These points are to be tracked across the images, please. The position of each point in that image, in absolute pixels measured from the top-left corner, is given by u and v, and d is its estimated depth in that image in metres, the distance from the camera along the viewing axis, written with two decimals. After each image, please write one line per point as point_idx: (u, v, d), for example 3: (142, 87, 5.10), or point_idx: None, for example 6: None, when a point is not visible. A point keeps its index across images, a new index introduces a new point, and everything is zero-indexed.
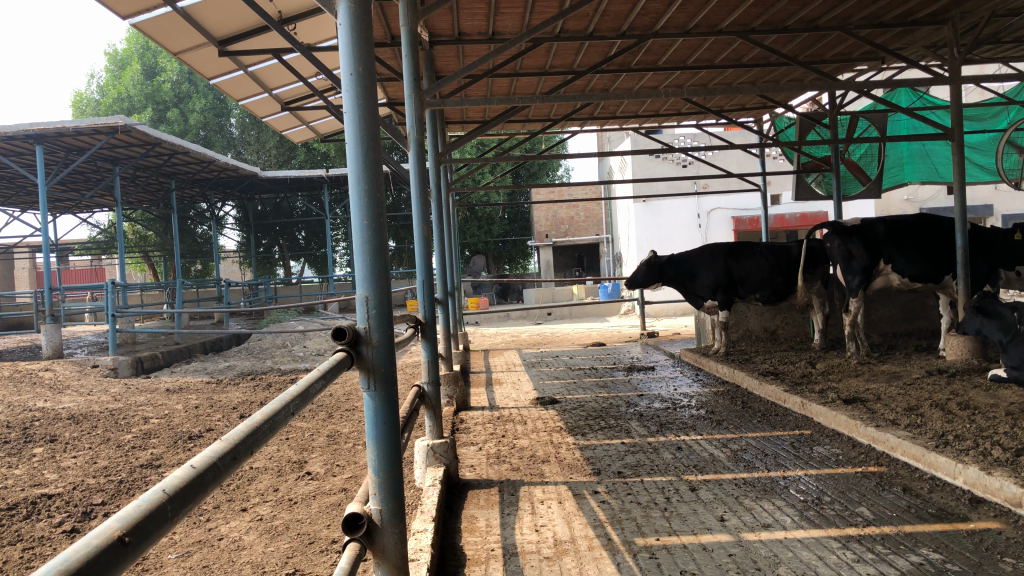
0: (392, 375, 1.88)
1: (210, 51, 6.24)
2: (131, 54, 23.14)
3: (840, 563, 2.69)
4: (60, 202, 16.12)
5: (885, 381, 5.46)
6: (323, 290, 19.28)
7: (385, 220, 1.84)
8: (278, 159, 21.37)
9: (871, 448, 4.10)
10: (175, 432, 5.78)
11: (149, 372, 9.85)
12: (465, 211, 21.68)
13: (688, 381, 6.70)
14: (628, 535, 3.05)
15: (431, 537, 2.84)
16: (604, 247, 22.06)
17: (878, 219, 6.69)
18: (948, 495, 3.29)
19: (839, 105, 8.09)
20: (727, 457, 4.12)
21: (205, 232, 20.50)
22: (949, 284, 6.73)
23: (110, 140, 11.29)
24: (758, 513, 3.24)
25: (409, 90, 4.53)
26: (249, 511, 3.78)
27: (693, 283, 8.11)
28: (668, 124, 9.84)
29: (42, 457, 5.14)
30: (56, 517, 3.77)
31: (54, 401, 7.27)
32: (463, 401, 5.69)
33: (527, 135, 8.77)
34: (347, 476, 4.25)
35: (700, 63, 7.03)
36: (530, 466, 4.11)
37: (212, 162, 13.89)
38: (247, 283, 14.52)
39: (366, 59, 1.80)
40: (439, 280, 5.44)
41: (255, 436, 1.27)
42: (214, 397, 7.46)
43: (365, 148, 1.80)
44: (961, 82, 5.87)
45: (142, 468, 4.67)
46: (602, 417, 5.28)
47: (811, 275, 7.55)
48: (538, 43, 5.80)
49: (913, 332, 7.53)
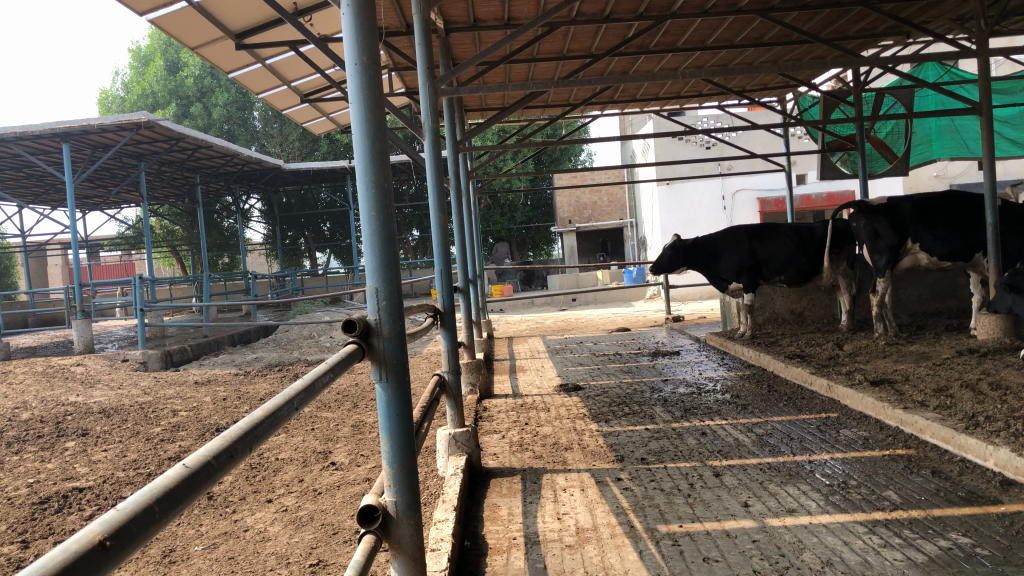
0: (404, 366, 1.88)
1: (227, 45, 6.26)
2: (154, 50, 23.35)
3: (865, 548, 2.64)
4: (89, 198, 16.30)
5: (914, 362, 5.38)
6: (349, 280, 19.41)
7: (394, 212, 1.83)
8: (302, 150, 21.50)
9: (898, 430, 4.04)
10: (203, 424, 5.84)
11: (179, 366, 9.98)
12: (488, 199, 21.68)
13: (714, 365, 6.64)
14: (651, 522, 3.03)
15: (452, 526, 2.83)
16: (628, 231, 21.96)
17: (905, 198, 6.59)
18: (977, 477, 3.23)
19: (864, 82, 7.94)
20: (752, 441, 4.08)
21: (231, 225, 20.67)
22: (980, 262, 6.59)
23: (134, 136, 11.40)
24: (783, 497, 3.20)
25: (424, 79, 4.51)
26: (275, 502, 3.80)
27: (717, 266, 8.05)
28: (689, 106, 9.73)
29: (74, 450, 5.21)
30: (87, 510, 3.82)
31: (85, 395, 7.39)
32: (486, 388, 5.68)
33: (547, 121, 8.75)
34: (371, 466, 4.27)
35: (721, 43, 6.94)
36: (553, 453, 4.11)
37: (235, 156, 13.99)
38: (273, 275, 14.60)
39: (371, 50, 1.78)
40: (459, 268, 5.41)
41: (256, 432, 1.27)
42: (241, 389, 7.53)
43: (371, 141, 1.78)
44: (989, 55, 5.73)
45: (169, 461, 4.72)
46: (625, 403, 5.25)
47: (837, 255, 7.45)
48: (554, 27, 5.75)
49: (943, 312, 7.40)
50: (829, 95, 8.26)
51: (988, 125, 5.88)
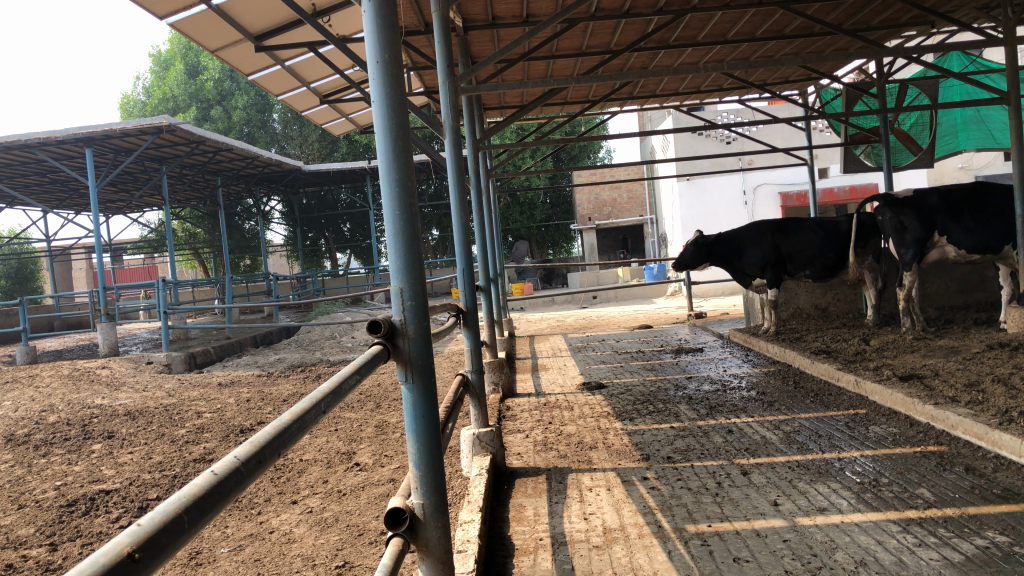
0: (429, 368, 1.86)
1: (247, 47, 6.27)
2: (174, 54, 23.53)
3: (899, 547, 2.59)
4: (111, 202, 16.45)
5: (943, 356, 5.30)
6: (370, 281, 19.50)
7: (418, 211, 1.80)
8: (321, 152, 21.60)
9: (929, 426, 3.98)
10: (228, 426, 5.86)
11: (202, 368, 10.04)
12: (507, 198, 21.69)
13: (738, 361, 6.58)
14: (680, 522, 2.99)
15: (478, 527, 2.81)
16: (649, 228, 21.86)
17: (932, 189, 6.49)
18: (1014, 474, 3.16)
19: (887, 72, 7.84)
20: (779, 439, 4.03)
21: (252, 227, 20.78)
22: (1010, 254, 6.43)
23: (156, 140, 11.47)
24: (813, 496, 3.15)
25: (444, 78, 4.52)
26: (299, 504, 3.80)
27: (740, 262, 7.99)
28: (709, 100, 9.63)
29: (101, 453, 5.25)
30: (113, 513, 3.83)
31: (111, 398, 7.45)
32: (509, 387, 5.65)
33: (567, 118, 8.70)
34: (395, 467, 4.25)
35: (741, 36, 6.87)
36: (577, 452, 4.08)
37: (256, 159, 14.06)
38: (295, 276, 14.67)
39: (392, 45, 1.76)
40: (480, 267, 5.38)
41: (284, 437, 1.25)
42: (265, 390, 7.55)
43: (394, 138, 1.76)
44: (1017, 44, 5.63)
45: (195, 463, 4.73)
46: (650, 401, 5.21)
47: (863, 249, 7.37)
48: (572, 24, 5.74)
49: (971, 306, 7.30)
50: (852, 86, 8.16)
51: (1016, 114, 5.78)
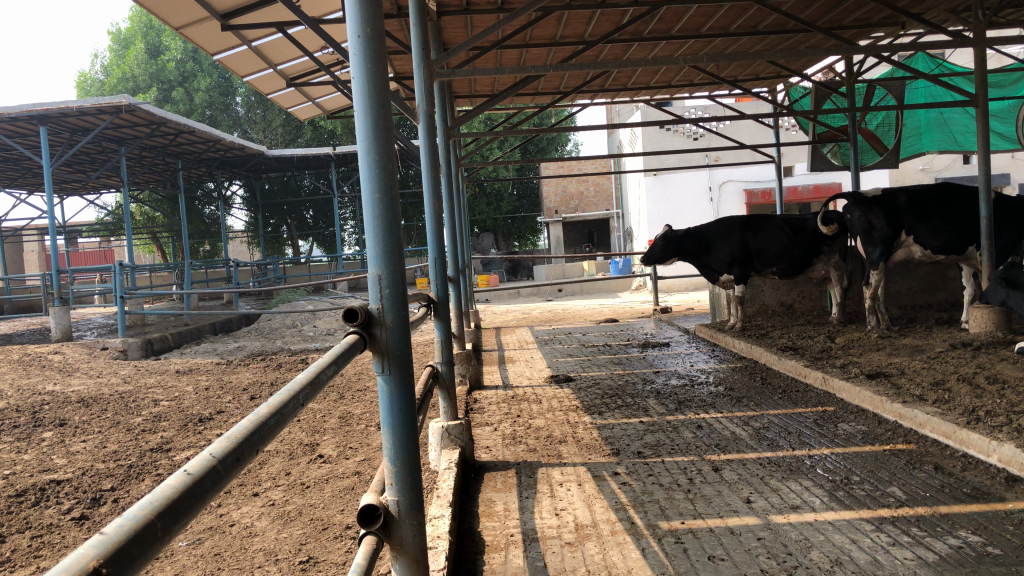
0: (407, 358, 1.77)
1: (212, 26, 6.10)
2: (135, 33, 23.04)
3: (874, 547, 2.58)
4: (67, 182, 16.01)
5: (908, 355, 5.34)
6: (332, 269, 19.31)
7: (398, 196, 1.73)
8: (285, 137, 21.30)
9: (897, 424, 3.99)
10: (186, 415, 5.70)
11: (159, 354, 9.80)
12: (474, 188, 21.63)
13: (704, 357, 6.58)
14: (652, 518, 2.95)
15: (448, 523, 2.73)
16: (615, 222, 21.97)
17: (900, 189, 6.52)
18: (981, 473, 3.18)
19: (857, 73, 7.91)
20: (749, 435, 4.01)
21: (212, 212, 20.44)
22: (973, 255, 6.53)
23: (115, 119, 11.16)
24: (785, 493, 3.13)
25: (418, 62, 4.41)
26: (261, 496, 3.69)
27: (708, 257, 7.99)
28: (679, 95, 9.66)
29: (51, 442, 5.06)
30: (65, 504, 3.68)
31: (62, 385, 7.21)
32: (477, 379, 5.57)
33: (537, 109, 8.65)
34: (360, 459, 4.15)
35: (716, 31, 6.86)
36: (547, 446, 4.02)
37: (218, 142, 13.79)
38: (256, 263, 14.44)
39: (375, 20, 1.68)
40: (450, 256, 5.29)
41: (261, 433, 1.17)
42: (224, 378, 7.38)
43: (375, 116, 1.68)
44: (986, 46, 5.69)
45: (152, 452, 4.59)
46: (618, 395, 5.17)
47: (829, 248, 7.47)
48: (548, 12, 5.68)
49: (933, 305, 7.39)
50: (822, 85, 8.21)
51: (984, 116, 5.84)
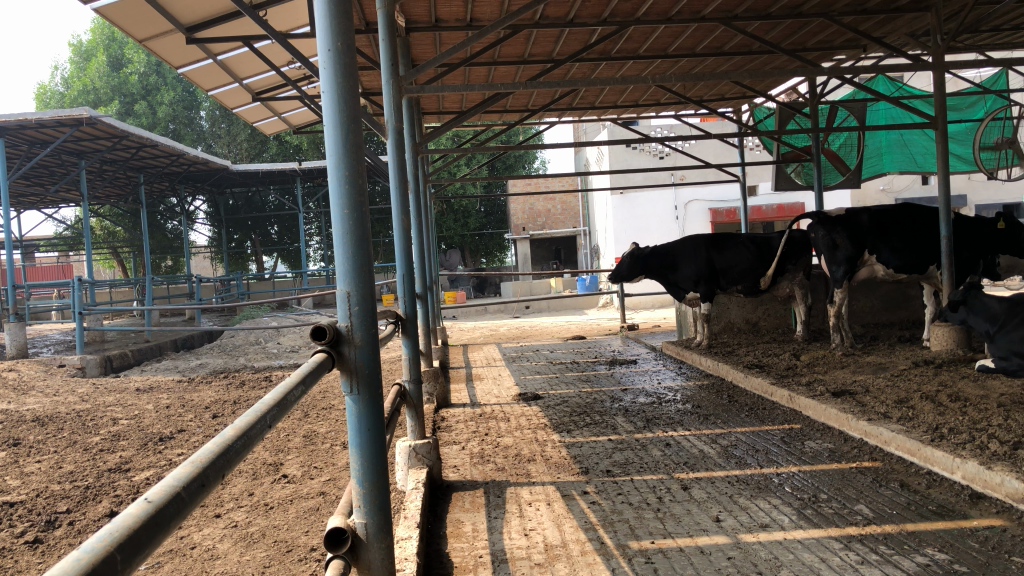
0: (376, 376, 1.74)
1: (176, 38, 6.01)
2: (96, 45, 22.76)
3: (843, 565, 2.58)
4: (24, 195, 15.68)
5: (872, 372, 5.40)
6: (297, 285, 19.15)
7: (368, 212, 1.70)
8: (250, 151, 21.11)
9: (863, 441, 4.01)
10: (146, 433, 5.57)
11: (118, 371, 9.59)
12: (441, 204, 21.64)
13: (672, 374, 6.60)
14: (622, 538, 2.93)
15: (416, 545, 2.68)
16: (581, 239, 22.08)
17: (863, 209, 6.63)
18: (947, 490, 3.20)
19: (820, 94, 8.05)
20: (717, 453, 4.02)
21: (175, 226, 20.16)
22: (933, 274, 6.66)
23: (75, 132, 10.94)
24: (754, 512, 3.13)
25: (386, 77, 4.36)
26: (223, 517, 3.61)
27: (674, 275, 8.04)
28: (645, 114, 9.75)
29: (5, 462, 4.91)
30: (18, 527, 3.56)
31: (17, 403, 7.02)
32: (444, 398, 5.52)
33: (505, 126, 8.65)
34: (325, 479, 4.08)
35: (682, 51, 6.93)
36: (515, 465, 3.98)
37: (182, 156, 13.61)
38: (219, 279, 14.24)
39: (346, 34, 1.66)
40: (417, 270, 5.25)
41: (228, 456, 1.13)
42: (186, 396, 7.23)
43: (345, 131, 1.65)
44: (945, 69, 5.82)
45: (110, 473, 4.47)
46: (587, 413, 5.16)
47: (793, 267, 7.55)
48: (516, 29, 5.66)
49: (894, 323, 7.51)
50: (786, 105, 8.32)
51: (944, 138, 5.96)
